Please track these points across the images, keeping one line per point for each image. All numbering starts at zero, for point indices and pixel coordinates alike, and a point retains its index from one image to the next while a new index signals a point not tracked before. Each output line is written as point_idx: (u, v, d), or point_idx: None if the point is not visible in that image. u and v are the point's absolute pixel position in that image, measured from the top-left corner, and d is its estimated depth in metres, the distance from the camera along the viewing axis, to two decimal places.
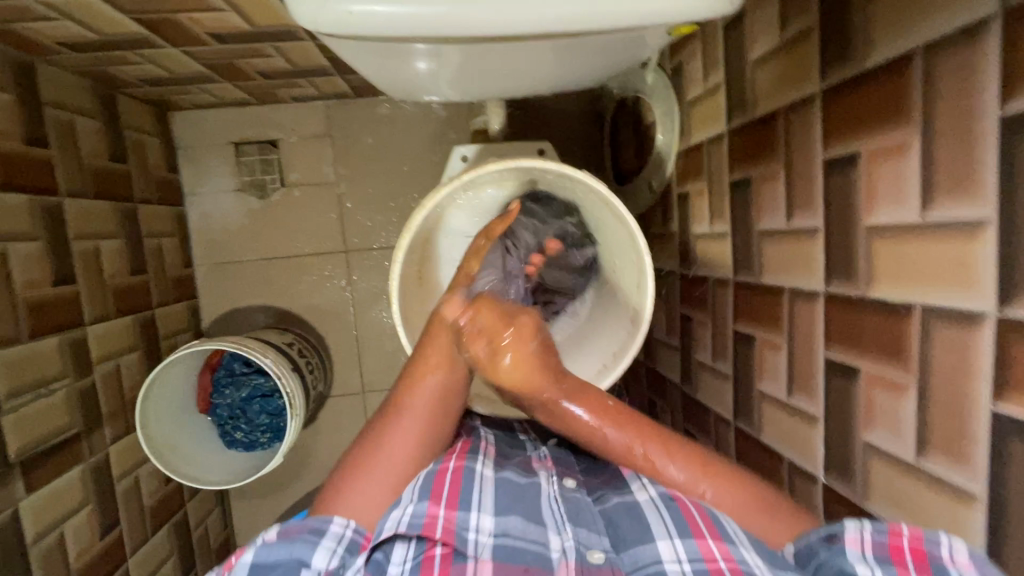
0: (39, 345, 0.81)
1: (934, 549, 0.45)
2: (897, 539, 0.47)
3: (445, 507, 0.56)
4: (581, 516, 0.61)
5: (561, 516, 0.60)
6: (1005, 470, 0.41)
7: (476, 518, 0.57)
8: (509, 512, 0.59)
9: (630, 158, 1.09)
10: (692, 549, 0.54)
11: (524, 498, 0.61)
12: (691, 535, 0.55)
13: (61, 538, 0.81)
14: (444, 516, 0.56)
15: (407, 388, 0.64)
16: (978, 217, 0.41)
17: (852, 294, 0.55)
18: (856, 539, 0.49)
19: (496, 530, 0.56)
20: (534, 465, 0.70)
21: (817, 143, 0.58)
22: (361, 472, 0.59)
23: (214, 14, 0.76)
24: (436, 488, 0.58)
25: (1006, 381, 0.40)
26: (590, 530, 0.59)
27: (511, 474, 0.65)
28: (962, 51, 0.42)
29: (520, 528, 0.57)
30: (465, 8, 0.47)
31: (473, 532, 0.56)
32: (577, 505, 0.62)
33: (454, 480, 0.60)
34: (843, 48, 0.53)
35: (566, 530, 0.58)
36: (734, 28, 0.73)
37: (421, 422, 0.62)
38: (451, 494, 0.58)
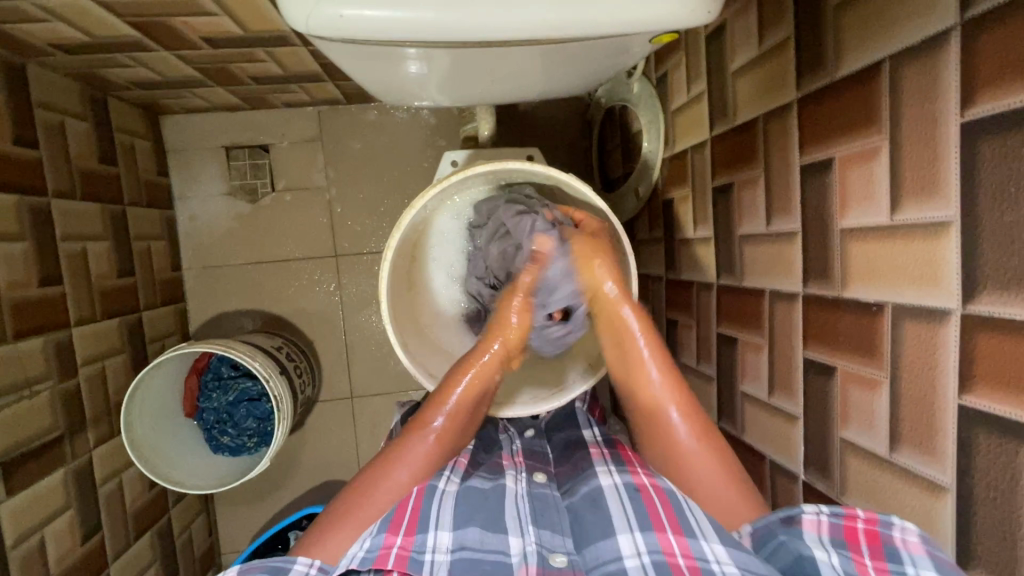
0: (23, 346, 0.80)
1: (886, 531, 0.47)
2: (852, 522, 0.50)
3: (402, 534, 0.57)
4: (544, 516, 0.62)
5: (523, 518, 0.61)
6: (971, 461, 0.43)
7: (434, 537, 0.58)
8: (468, 522, 0.60)
9: (617, 165, 1.11)
10: (652, 542, 0.56)
11: (486, 506, 0.63)
12: (650, 528, 0.57)
13: (41, 542, 0.80)
14: (400, 545, 0.56)
15: (432, 407, 0.66)
16: (941, 218, 0.43)
17: (827, 295, 0.56)
18: (812, 521, 0.52)
19: (453, 545, 0.58)
20: (504, 463, 0.73)
21: (794, 150, 0.60)
22: (377, 488, 0.61)
23: (207, 18, 0.77)
24: (396, 517, 0.58)
25: (971, 375, 0.42)
26: (553, 531, 0.61)
27: (477, 481, 0.67)
28: (926, 60, 0.44)
29: (478, 538, 0.58)
30: (453, 13, 0.49)
31: (430, 552, 0.57)
32: (543, 504, 0.64)
33: (415, 504, 0.60)
34: (817, 58, 0.56)
35: (529, 533, 0.60)
36: (716, 39, 0.75)
37: (424, 463, 0.64)
38: (410, 519, 0.58)
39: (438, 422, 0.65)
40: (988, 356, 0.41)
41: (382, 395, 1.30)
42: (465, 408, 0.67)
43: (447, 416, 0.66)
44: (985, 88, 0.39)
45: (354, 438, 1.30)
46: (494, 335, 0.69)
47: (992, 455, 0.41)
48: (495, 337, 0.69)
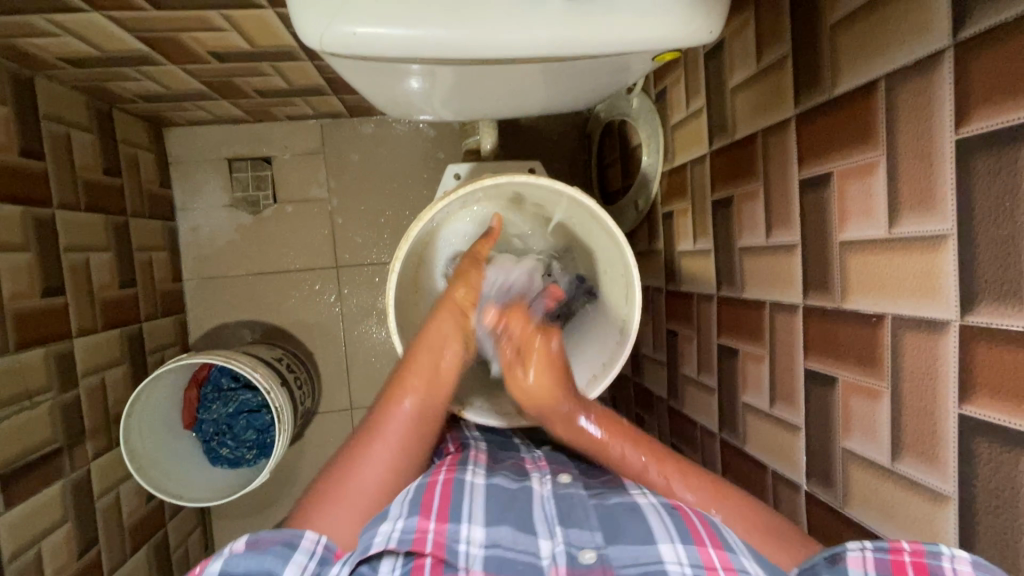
0: (25, 357, 0.80)
1: (935, 562, 0.44)
2: (898, 554, 0.47)
3: (435, 520, 0.57)
4: (573, 515, 0.61)
5: (553, 520, 0.61)
6: (972, 470, 0.43)
7: (466, 529, 0.58)
8: (499, 522, 0.60)
9: (616, 179, 1.13)
10: (693, 555, 0.55)
11: (515, 506, 0.62)
12: (693, 543, 0.57)
13: (38, 556, 0.79)
14: (433, 530, 0.56)
15: (390, 403, 0.66)
16: (939, 231, 0.44)
17: (827, 306, 0.57)
18: (857, 558, 0.49)
19: (486, 541, 0.57)
20: (526, 466, 0.72)
21: (793, 164, 0.61)
22: (350, 481, 0.61)
23: (217, 34, 0.78)
24: (426, 502, 0.59)
25: (971, 385, 0.43)
26: (581, 530, 0.59)
27: (503, 480, 0.66)
28: (920, 80, 0.45)
29: (510, 538, 0.58)
30: (463, 32, 0.50)
31: (463, 543, 0.56)
32: (569, 504, 0.63)
33: (444, 493, 0.61)
34: (814, 77, 0.57)
35: (558, 534, 0.59)
36: (714, 57, 0.77)
37: (401, 440, 0.65)
38: (440, 507, 0.59)
39: (409, 403, 0.67)
40: (987, 367, 0.41)
41: None
42: (434, 387, 0.68)
43: (415, 398, 0.67)
44: (978, 107, 0.41)
45: None
46: (443, 318, 0.71)
47: (992, 463, 0.42)
48: (447, 337, 0.70)
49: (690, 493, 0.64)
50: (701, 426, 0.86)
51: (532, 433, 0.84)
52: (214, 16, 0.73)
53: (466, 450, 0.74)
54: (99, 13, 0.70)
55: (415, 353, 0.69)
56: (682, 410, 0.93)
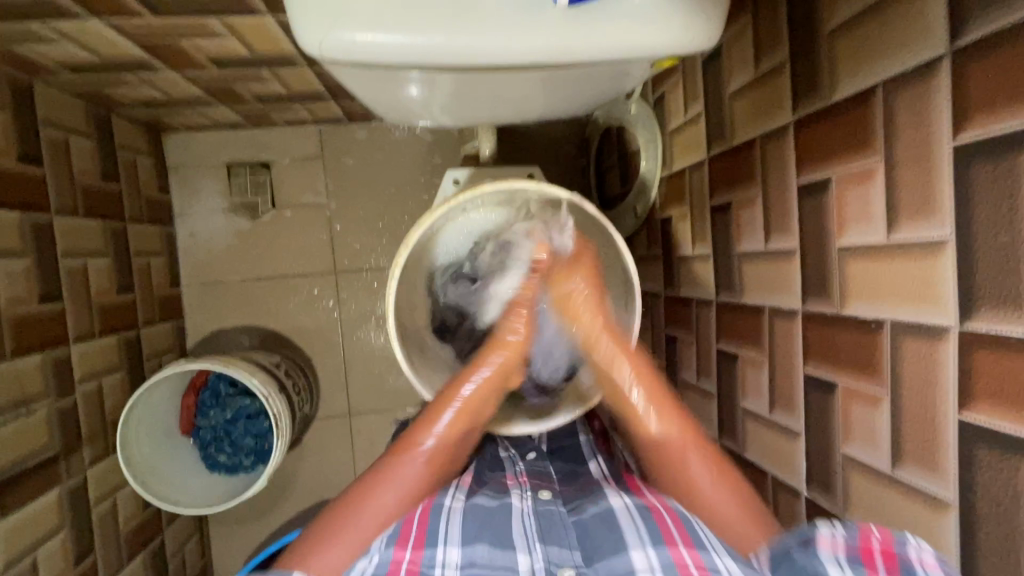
0: (22, 363, 0.80)
1: (902, 550, 0.46)
2: (867, 540, 0.48)
3: (411, 548, 0.58)
4: (553, 532, 0.61)
5: (532, 535, 0.61)
6: (973, 477, 0.43)
7: (443, 552, 0.58)
8: (476, 539, 0.60)
9: (615, 184, 1.13)
10: (663, 556, 0.55)
11: (494, 522, 0.62)
12: (662, 544, 0.56)
13: (34, 564, 0.79)
14: (409, 559, 0.57)
15: (420, 428, 0.66)
16: (939, 238, 0.44)
17: (827, 312, 0.57)
18: (828, 538, 0.50)
19: (463, 560, 0.58)
20: (509, 483, 0.71)
21: (792, 170, 0.62)
22: (361, 508, 0.61)
23: (217, 40, 0.78)
24: (404, 531, 0.60)
25: (971, 392, 0.43)
26: (560, 546, 0.60)
27: (483, 499, 0.66)
28: (917, 88, 0.46)
29: (487, 555, 0.58)
30: (461, 39, 0.50)
31: (440, 566, 0.57)
32: (549, 520, 0.63)
33: (423, 517, 0.62)
34: (812, 83, 0.57)
35: (536, 550, 0.59)
36: (712, 64, 0.77)
37: (413, 485, 0.64)
38: (418, 534, 0.59)
39: (428, 443, 0.65)
40: (987, 372, 0.41)
41: (380, 412, 1.30)
42: (460, 421, 0.67)
43: (437, 438, 0.66)
44: (975, 115, 0.41)
45: (352, 455, 1.29)
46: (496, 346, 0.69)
47: (993, 470, 0.42)
48: (484, 361, 0.68)
49: (657, 416, 0.66)
50: None
51: (518, 446, 0.83)
52: (213, 23, 0.73)
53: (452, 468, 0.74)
54: (99, 20, 0.70)
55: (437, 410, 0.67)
56: None
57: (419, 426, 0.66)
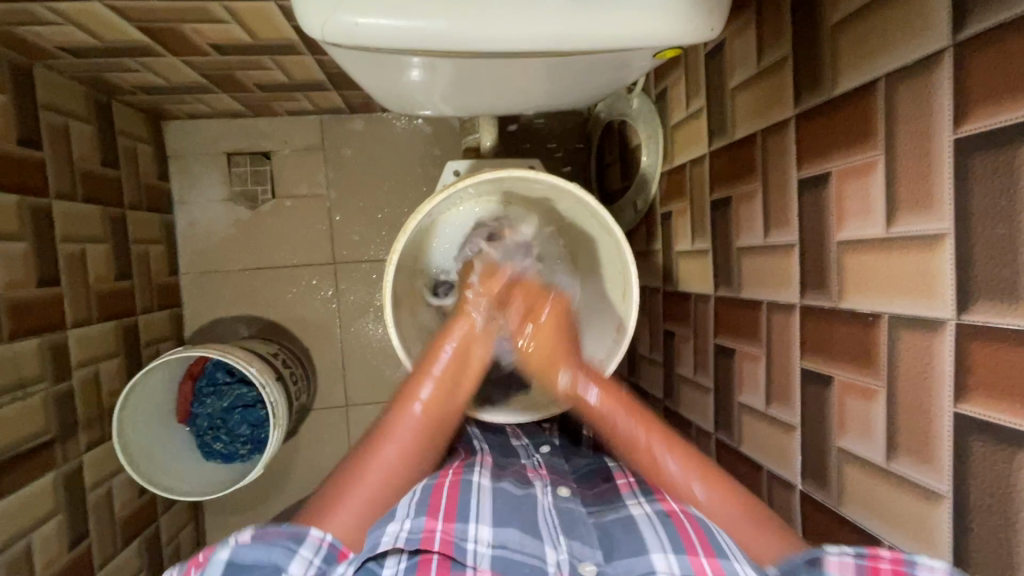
0: (19, 346, 0.80)
1: (913, 571, 0.44)
2: (876, 561, 0.47)
3: (442, 520, 0.58)
4: (576, 529, 0.62)
5: (556, 528, 0.61)
6: (967, 469, 0.43)
7: (473, 529, 0.58)
8: (506, 523, 0.60)
9: (615, 179, 1.13)
10: (684, 563, 0.55)
11: (522, 510, 0.63)
12: (683, 551, 0.56)
13: (28, 548, 0.79)
14: (441, 530, 0.57)
15: (417, 380, 0.66)
16: (936, 231, 0.44)
17: (824, 305, 0.58)
18: (836, 561, 0.48)
19: (494, 541, 0.57)
20: (529, 474, 0.72)
21: (792, 164, 0.62)
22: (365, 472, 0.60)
23: (218, 26, 0.78)
24: (434, 503, 0.60)
25: (966, 384, 0.43)
26: (582, 543, 0.60)
27: (509, 485, 0.66)
28: (918, 80, 0.46)
29: (518, 540, 0.58)
30: (464, 24, 0.50)
31: (471, 542, 0.57)
32: (571, 517, 0.64)
33: (451, 495, 0.61)
34: (814, 76, 0.57)
35: (562, 543, 0.59)
36: (715, 58, 0.77)
37: (414, 440, 0.63)
38: (448, 509, 0.59)
39: (425, 399, 0.65)
40: (983, 364, 0.42)
41: (377, 404, 1.30)
42: (450, 390, 0.66)
43: (431, 399, 0.65)
44: (976, 106, 0.41)
45: (348, 446, 1.29)
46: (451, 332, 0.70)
47: (987, 463, 0.42)
48: (433, 347, 0.69)
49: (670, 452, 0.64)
50: (697, 426, 0.87)
51: (532, 437, 0.85)
52: (215, 8, 0.73)
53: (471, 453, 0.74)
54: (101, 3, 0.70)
55: (432, 354, 0.68)
56: (677, 410, 0.93)
57: (415, 380, 0.67)
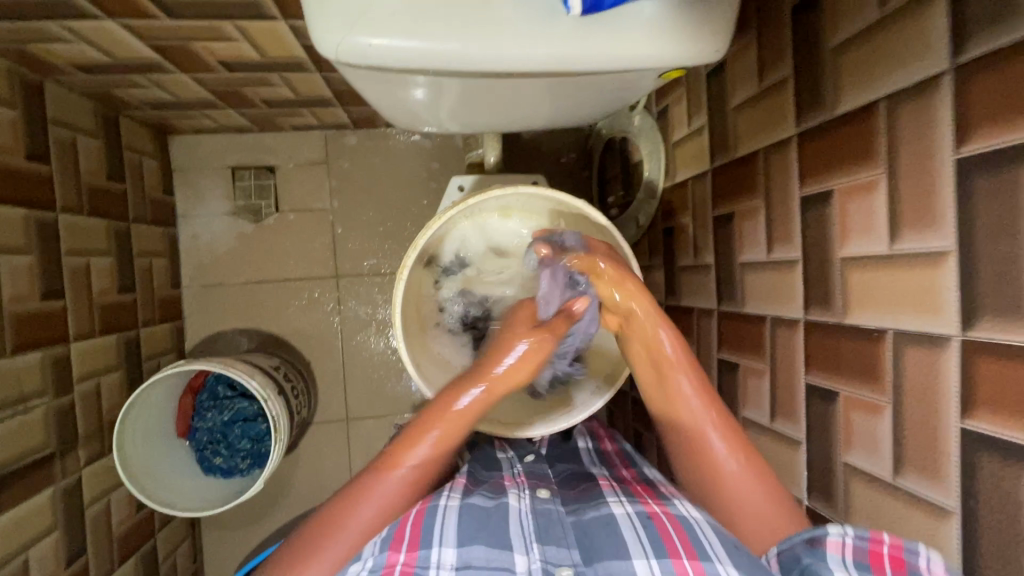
0: (21, 360, 0.79)
1: (913, 560, 0.45)
2: (877, 544, 0.48)
3: (404, 551, 0.52)
4: (549, 531, 0.56)
5: (529, 535, 0.55)
6: (975, 485, 0.44)
7: (437, 553, 0.52)
8: (472, 540, 0.54)
9: (617, 195, 1.14)
10: (667, 567, 0.51)
11: (490, 522, 0.57)
12: (666, 555, 0.52)
13: (24, 566, 0.77)
14: (403, 562, 0.51)
15: (403, 447, 0.61)
16: (940, 247, 0.45)
17: (829, 321, 0.58)
18: (837, 541, 0.49)
19: (458, 562, 0.52)
20: (505, 483, 0.66)
21: (794, 183, 0.63)
22: (343, 522, 0.58)
23: (228, 43, 0.79)
24: (398, 534, 0.54)
25: (972, 400, 0.43)
26: (558, 546, 0.54)
27: (479, 499, 0.61)
28: (920, 102, 0.47)
29: (484, 556, 0.53)
30: (474, 45, 0.51)
31: (433, 569, 0.51)
32: (547, 520, 0.58)
33: (416, 521, 0.55)
34: (816, 97, 0.59)
35: (534, 550, 0.54)
36: (717, 78, 0.79)
37: (392, 502, 0.59)
38: (411, 536, 0.54)
39: (416, 459, 0.60)
40: (989, 381, 0.42)
41: (378, 418, 1.29)
42: (441, 450, 0.61)
43: (427, 451, 0.61)
44: (977, 127, 0.42)
45: (348, 461, 1.28)
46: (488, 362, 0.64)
47: (994, 478, 0.42)
48: (479, 377, 0.63)
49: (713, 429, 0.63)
50: None
51: (517, 448, 0.81)
52: (226, 27, 0.74)
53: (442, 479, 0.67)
54: (114, 21, 0.71)
55: (425, 424, 0.61)
56: None
57: (407, 441, 0.61)
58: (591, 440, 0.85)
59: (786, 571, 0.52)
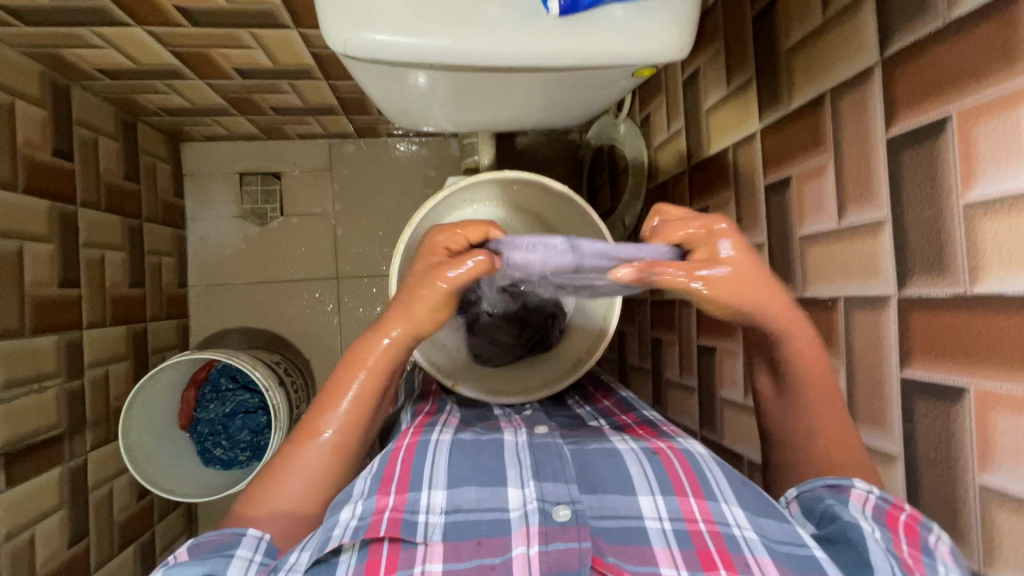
0: (38, 341, 0.84)
1: (924, 532, 0.46)
2: (896, 510, 0.47)
3: (394, 494, 0.54)
4: (548, 467, 0.58)
5: (526, 471, 0.58)
6: (915, 428, 0.48)
7: (427, 496, 0.55)
8: (464, 483, 0.57)
9: (606, 199, 1.21)
10: (673, 508, 0.54)
11: (483, 462, 0.60)
12: (672, 493, 0.55)
13: (31, 540, 0.80)
14: (392, 506, 0.53)
15: (320, 414, 0.60)
16: (878, 218, 0.51)
17: (791, 296, 0.63)
18: (861, 495, 0.50)
19: (447, 506, 0.55)
20: (502, 425, 0.69)
21: (759, 173, 0.69)
22: (288, 469, 0.58)
23: (243, 51, 0.86)
24: (387, 474, 0.56)
25: (910, 352, 0.48)
26: (556, 483, 0.56)
27: (467, 435, 0.64)
28: (857, 91, 0.53)
29: (473, 498, 0.56)
30: (466, 43, 0.57)
31: (423, 514, 0.53)
32: (544, 455, 0.60)
33: (406, 458, 0.58)
34: (775, 93, 0.65)
35: (529, 487, 0.56)
36: (691, 84, 0.86)
37: (318, 476, 0.58)
38: (400, 479, 0.56)
39: (330, 431, 0.59)
40: (922, 332, 0.47)
41: None
42: (357, 416, 0.60)
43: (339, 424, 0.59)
44: (903, 110, 0.48)
45: None
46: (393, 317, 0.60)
47: (931, 420, 0.47)
48: (380, 333, 0.60)
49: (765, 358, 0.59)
50: (683, 427, 0.90)
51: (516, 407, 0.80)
52: (243, 35, 0.82)
53: (437, 410, 0.71)
54: (141, 28, 0.78)
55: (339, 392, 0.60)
56: (665, 413, 0.97)
57: (319, 413, 0.60)
58: (589, 404, 0.82)
59: (808, 514, 0.53)
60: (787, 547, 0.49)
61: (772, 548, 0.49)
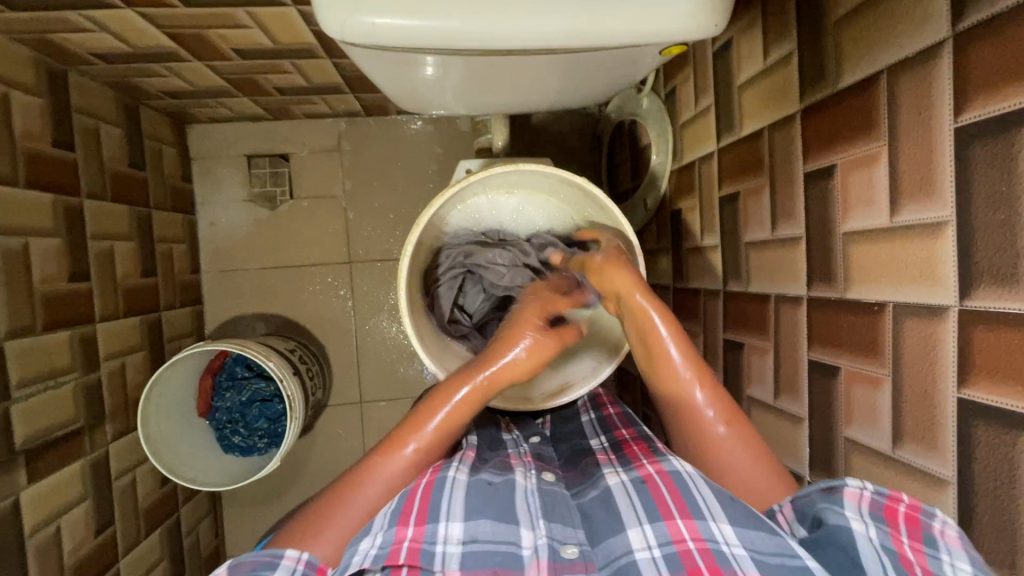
0: (51, 337, 0.84)
1: (926, 520, 0.45)
2: (895, 501, 0.47)
3: (413, 525, 0.53)
4: (555, 510, 0.58)
5: (535, 511, 0.57)
6: (971, 451, 0.44)
7: (445, 527, 0.53)
8: (478, 514, 0.55)
9: (626, 178, 1.14)
10: (661, 532, 0.53)
11: (496, 497, 0.58)
12: (660, 518, 0.54)
13: (57, 532, 0.82)
14: (411, 537, 0.52)
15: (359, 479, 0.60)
16: (938, 219, 0.45)
17: (831, 296, 0.58)
18: (855, 492, 0.49)
19: (465, 536, 0.53)
20: (513, 461, 0.67)
21: (798, 158, 0.62)
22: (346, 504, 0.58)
23: (241, 31, 0.81)
24: (406, 507, 0.55)
25: (970, 368, 0.44)
26: (564, 524, 0.56)
27: (486, 476, 0.61)
28: (922, 69, 0.46)
29: (490, 530, 0.54)
30: (474, 23, 0.52)
31: (441, 543, 0.52)
32: (553, 499, 0.60)
33: (425, 494, 0.56)
34: (819, 73, 0.58)
35: (539, 526, 0.55)
36: (723, 56, 0.78)
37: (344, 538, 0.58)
38: (420, 510, 0.54)
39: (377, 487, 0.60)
40: (986, 350, 0.42)
41: (390, 401, 1.32)
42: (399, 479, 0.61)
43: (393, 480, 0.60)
44: (975, 96, 0.42)
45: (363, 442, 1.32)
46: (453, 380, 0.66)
47: (991, 445, 0.42)
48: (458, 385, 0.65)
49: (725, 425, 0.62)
50: None
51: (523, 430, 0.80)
52: (238, 13, 0.76)
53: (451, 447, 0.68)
54: (133, 10, 0.74)
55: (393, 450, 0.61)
56: None
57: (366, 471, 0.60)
58: (595, 409, 0.82)
59: (801, 517, 0.54)
60: (780, 558, 0.49)
61: (763, 565, 0.48)
